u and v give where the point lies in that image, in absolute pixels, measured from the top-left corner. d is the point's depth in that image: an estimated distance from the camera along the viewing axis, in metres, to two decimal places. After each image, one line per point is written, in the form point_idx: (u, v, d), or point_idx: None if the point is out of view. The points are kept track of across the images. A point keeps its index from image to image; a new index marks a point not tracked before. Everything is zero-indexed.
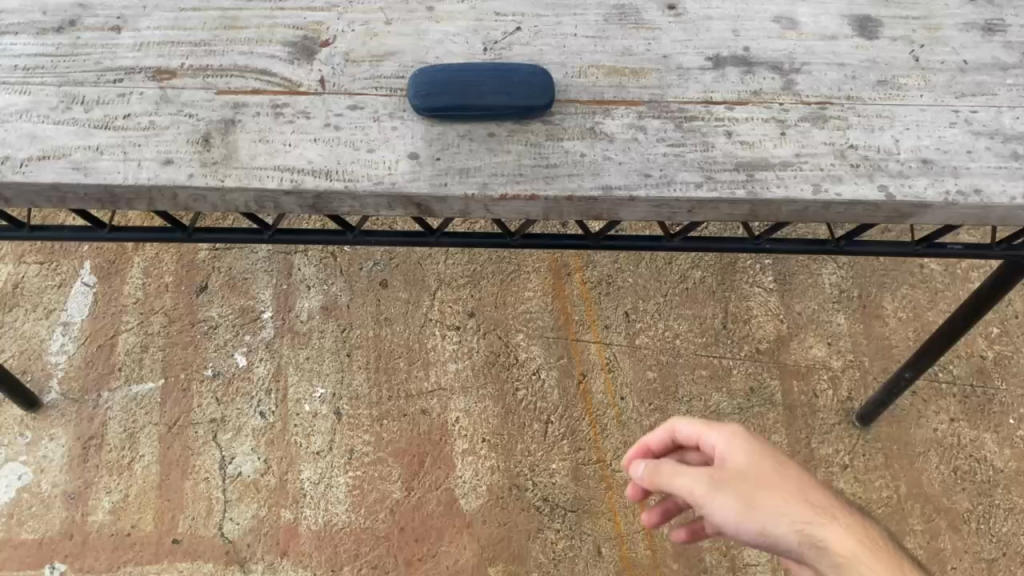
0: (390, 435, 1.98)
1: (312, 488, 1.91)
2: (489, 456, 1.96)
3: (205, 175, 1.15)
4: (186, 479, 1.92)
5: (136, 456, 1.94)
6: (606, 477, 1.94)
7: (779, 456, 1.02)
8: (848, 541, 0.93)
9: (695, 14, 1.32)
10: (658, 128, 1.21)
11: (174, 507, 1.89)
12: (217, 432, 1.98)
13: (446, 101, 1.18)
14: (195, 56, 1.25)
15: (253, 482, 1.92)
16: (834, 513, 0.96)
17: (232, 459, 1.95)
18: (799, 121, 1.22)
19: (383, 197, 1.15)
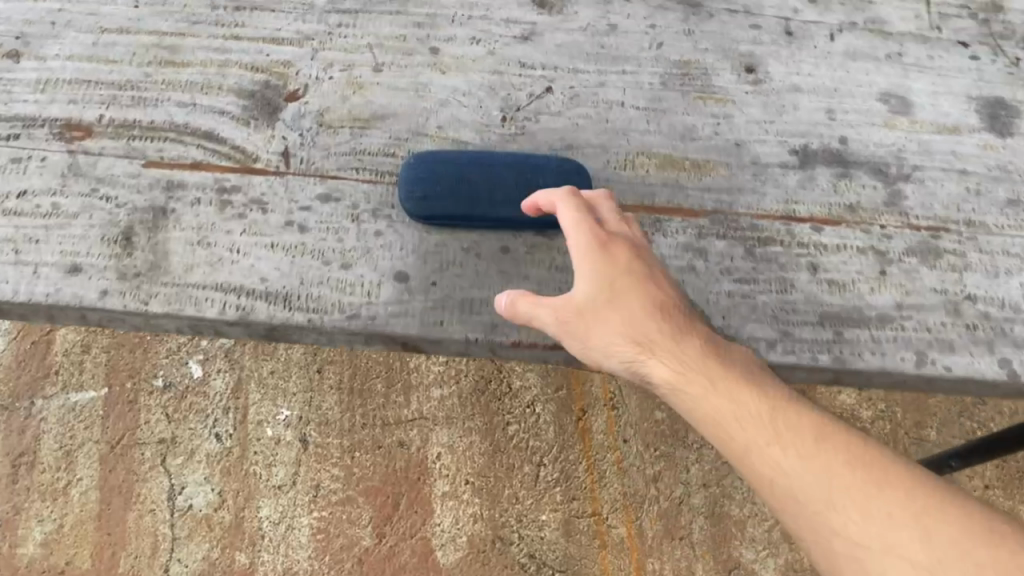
0: (362, 470, 1.75)
1: (271, 529, 1.70)
2: (472, 502, 1.75)
3: (123, 293, 0.87)
4: (129, 510, 1.70)
5: (73, 479, 1.71)
6: (600, 534, 1.74)
7: (618, 262, 0.84)
8: (668, 361, 0.80)
9: (780, 82, 1.01)
10: (723, 252, 0.93)
11: (115, 543, 1.68)
12: (167, 456, 1.75)
13: (447, 206, 0.89)
14: (118, 105, 0.94)
15: (205, 518, 1.71)
16: (656, 326, 0.81)
17: (182, 488, 1.73)
18: (904, 255, 0.94)
19: (358, 335, 0.88)
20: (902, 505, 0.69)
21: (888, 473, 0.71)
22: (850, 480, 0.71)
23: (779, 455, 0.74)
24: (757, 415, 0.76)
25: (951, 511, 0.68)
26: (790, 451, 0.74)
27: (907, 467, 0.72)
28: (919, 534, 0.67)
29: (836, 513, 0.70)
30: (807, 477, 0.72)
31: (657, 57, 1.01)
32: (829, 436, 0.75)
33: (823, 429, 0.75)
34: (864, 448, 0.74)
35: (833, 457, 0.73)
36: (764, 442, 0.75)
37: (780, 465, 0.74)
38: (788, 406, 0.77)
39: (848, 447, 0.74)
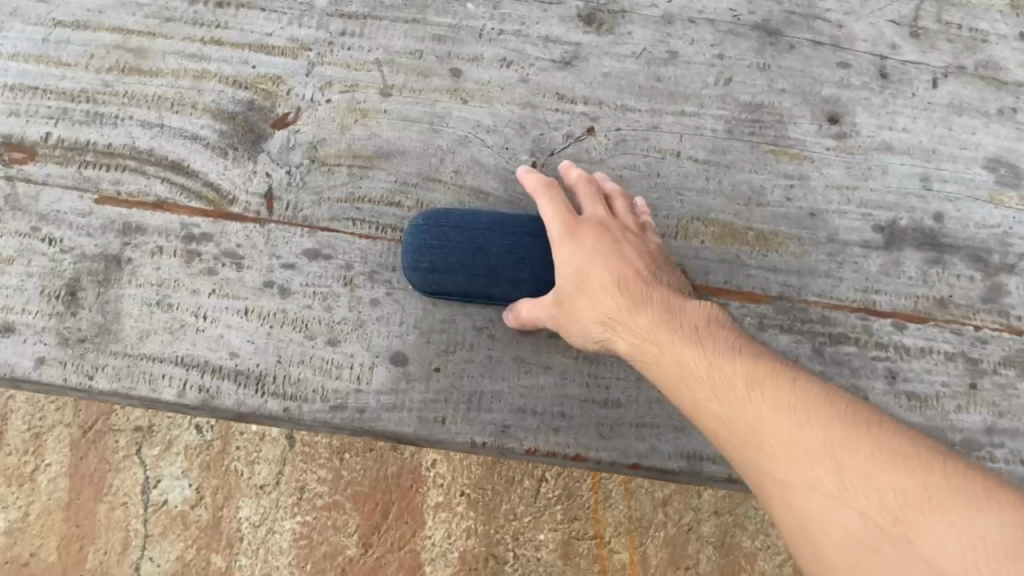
0: (348, 475, 1.20)
1: (250, 533, 1.19)
2: (466, 517, 1.19)
3: (64, 363, 0.72)
4: (99, 503, 1.19)
5: (40, 465, 1.20)
6: (602, 560, 1.19)
7: (586, 245, 0.72)
8: (626, 333, 0.68)
9: (868, 139, 0.84)
10: (786, 348, 0.77)
11: (83, 535, 1.18)
12: (142, 444, 1.21)
13: (461, 283, 0.73)
14: (70, 121, 0.78)
15: (181, 516, 1.19)
16: (614, 296, 0.70)
17: (155, 483, 1.20)
18: (1000, 365, 0.79)
19: (344, 430, 0.73)
20: (824, 437, 0.55)
21: (819, 404, 0.57)
22: (775, 416, 0.57)
23: (712, 405, 0.61)
24: (694, 366, 0.63)
25: (876, 442, 0.54)
26: (722, 399, 0.61)
27: (849, 402, 0.58)
28: (834, 466, 0.53)
29: (763, 460, 0.57)
30: (737, 423, 0.59)
31: (724, 98, 0.84)
32: (763, 378, 0.60)
33: (758, 367, 0.62)
34: (805, 384, 0.60)
35: (769, 397, 0.59)
36: (698, 394, 0.62)
37: (714, 417, 0.61)
38: (731, 352, 0.63)
39: (785, 385, 0.60)
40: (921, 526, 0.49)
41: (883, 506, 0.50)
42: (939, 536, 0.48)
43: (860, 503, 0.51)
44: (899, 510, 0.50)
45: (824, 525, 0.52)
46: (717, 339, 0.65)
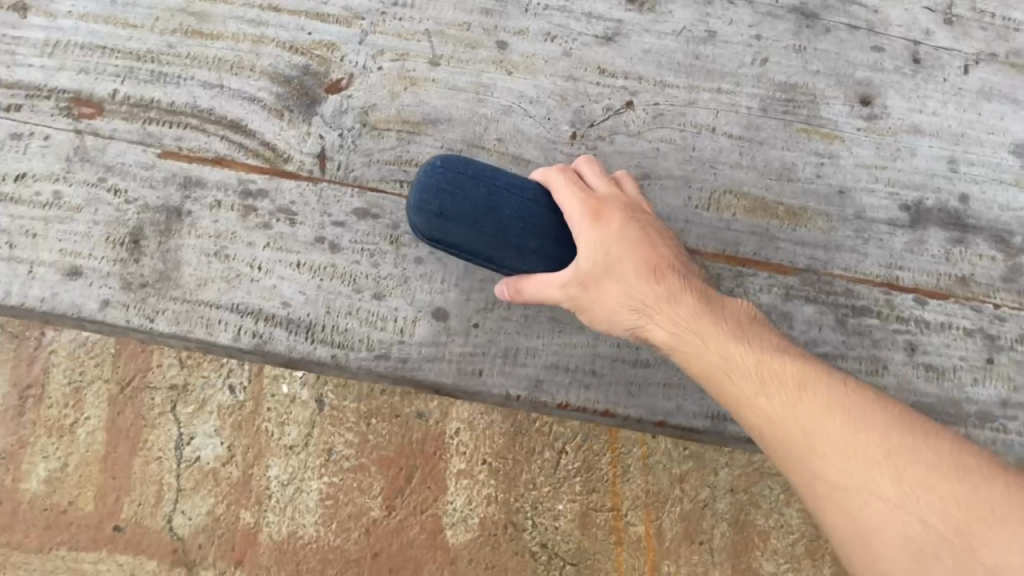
0: (375, 439, 1.26)
1: (278, 491, 1.23)
2: (487, 483, 1.25)
3: (127, 306, 0.76)
4: (135, 456, 1.24)
5: (81, 418, 1.24)
6: (618, 530, 1.24)
7: (613, 229, 0.73)
8: (663, 319, 0.71)
9: (899, 121, 0.87)
10: (810, 319, 0.81)
11: (119, 487, 1.22)
12: (177, 402, 1.26)
13: (464, 239, 0.71)
14: (136, 79, 0.82)
15: (212, 473, 1.24)
16: (650, 284, 0.72)
17: (190, 441, 1.25)
18: (1016, 343, 0.82)
19: (388, 378, 0.78)
20: (881, 445, 0.60)
21: (871, 411, 0.62)
22: (829, 421, 0.62)
23: (763, 403, 0.65)
24: (745, 363, 0.67)
25: (928, 451, 0.59)
26: (772, 397, 0.64)
27: (895, 408, 0.63)
28: (892, 474, 0.58)
29: (817, 461, 0.61)
30: (788, 421, 0.63)
31: (760, 77, 0.87)
32: (812, 383, 0.65)
33: (808, 372, 0.66)
34: (850, 388, 0.64)
35: (820, 402, 0.63)
36: (747, 391, 0.66)
37: (763, 414, 0.64)
38: (776, 352, 0.67)
39: (831, 387, 0.64)
40: (981, 536, 0.55)
41: (944, 516, 0.56)
42: (1002, 545, 0.54)
43: (920, 511, 0.57)
44: (960, 520, 0.56)
45: (881, 528, 0.57)
46: (761, 341, 0.69)
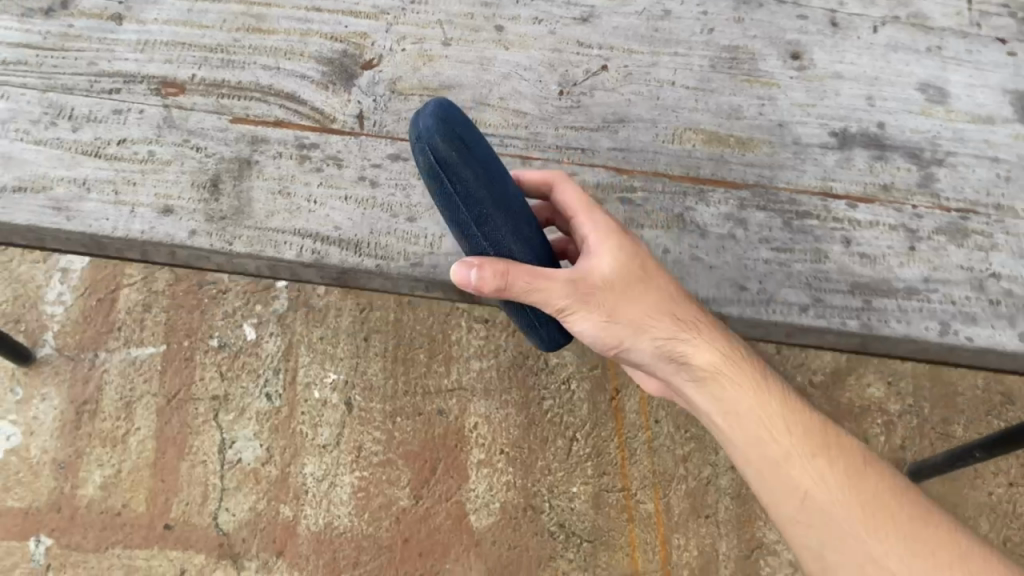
0: (401, 434, 1.64)
1: (315, 486, 1.61)
2: (507, 471, 1.62)
3: (210, 233, 0.95)
4: (182, 460, 1.63)
5: (131, 428, 1.64)
6: (629, 508, 1.60)
7: (640, 251, 0.89)
8: (712, 349, 0.90)
9: (824, 70, 1.07)
10: (762, 222, 0.99)
11: (168, 489, 1.61)
12: (218, 412, 1.66)
13: (466, 182, 0.76)
14: (210, 66, 1.03)
15: (253, 472, 1.62)
16: (692, 312, 0.90)
17: (232, 443, 1.64)
18: (933, 233, 1.00)
19: (422, 282, 0.96)
20: (925, 546, 0.85)
21: (916, 518, 0.87)
22: (884, 519, 0.87)
23: (825, 485, 0.89)
24: (801, 432, 0.91)
25: (963, 551, 0.84)
26: (832, 479, 0.89)
27: (930, 514, 0.88)
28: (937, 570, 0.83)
29: (872, 547, 0.85)
30: (849, 508, 0.87)
31: (708, 43, 1.08)
32: (864, 477, 0.89)
33: (862, 468, 0.90)
34: (895, 491, 0.89)
35: (873, 498, 0.88)
36: (809, 466, 0.89)
37: (823, 495, 0.88)
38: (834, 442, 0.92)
39: (878, 486, 0.89)
40: None
41: None
42: None
43: None
44: None
45: None
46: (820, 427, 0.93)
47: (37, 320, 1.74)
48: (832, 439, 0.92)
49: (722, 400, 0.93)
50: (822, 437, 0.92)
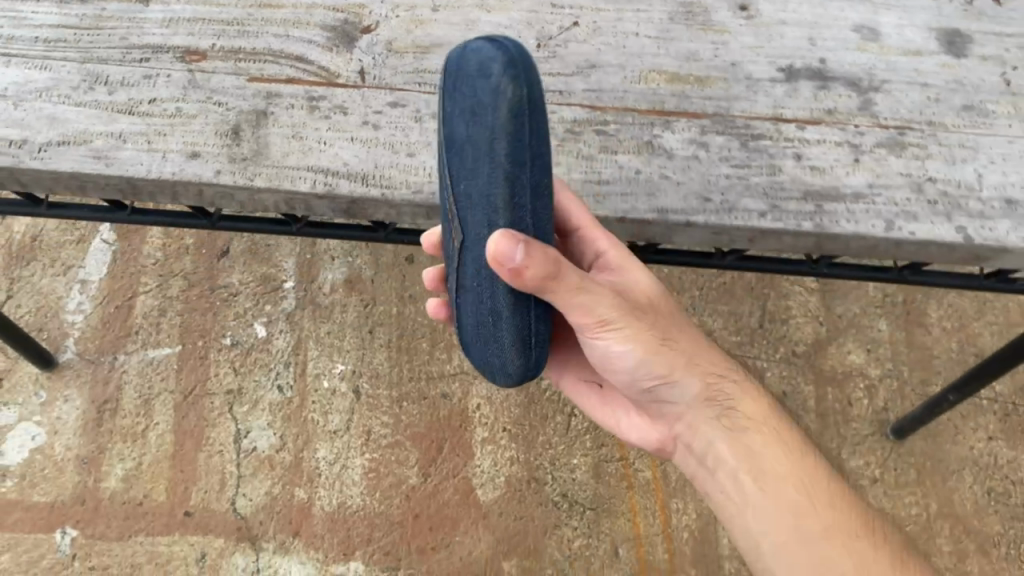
0: (409, 418, 1.84)
1: (327, 469, 1.79)
2: (509, 446, 1.82)
3: (234, 172, 1.07)
4: (199, 451, 1.81)
5: (150, 424, 1.83)
6: (627, 476, 1.80)
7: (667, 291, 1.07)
8: (753, 408, 1.09)
9: (769, 17, 1.21)
10: (722, 145, 1.12)
11: (187, 479, 1.79)
12: (234, 404, 1.85)
13: (542, 134, 0.84)
14: (228, 36, 1.16)
15: (268, 459, 1.80)
16: (731, 374, 1.10)
17: (247, 433, 1.83)
18: (875, 147, 1.12)
19: (422, 207, 1.08)
20: None
21: None
22: None
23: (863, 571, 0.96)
24: (842, 521, 1.00)
25: None
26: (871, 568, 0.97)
27: None
28: None
29: None
30: None
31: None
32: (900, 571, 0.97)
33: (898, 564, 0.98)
34: None
35: None
36: (848, 548, 0.98)
37: None
38: (871, 534, 1.01)
39: None
40: None
41: None
42: None
43: None
44: None
45: None
46: (857, 517, 1.02)
47: (60, 328, 1.91)
48: (870, 532, 1.01)
49: (756, 456, 1.06)
50: (861, 528, 1.01)
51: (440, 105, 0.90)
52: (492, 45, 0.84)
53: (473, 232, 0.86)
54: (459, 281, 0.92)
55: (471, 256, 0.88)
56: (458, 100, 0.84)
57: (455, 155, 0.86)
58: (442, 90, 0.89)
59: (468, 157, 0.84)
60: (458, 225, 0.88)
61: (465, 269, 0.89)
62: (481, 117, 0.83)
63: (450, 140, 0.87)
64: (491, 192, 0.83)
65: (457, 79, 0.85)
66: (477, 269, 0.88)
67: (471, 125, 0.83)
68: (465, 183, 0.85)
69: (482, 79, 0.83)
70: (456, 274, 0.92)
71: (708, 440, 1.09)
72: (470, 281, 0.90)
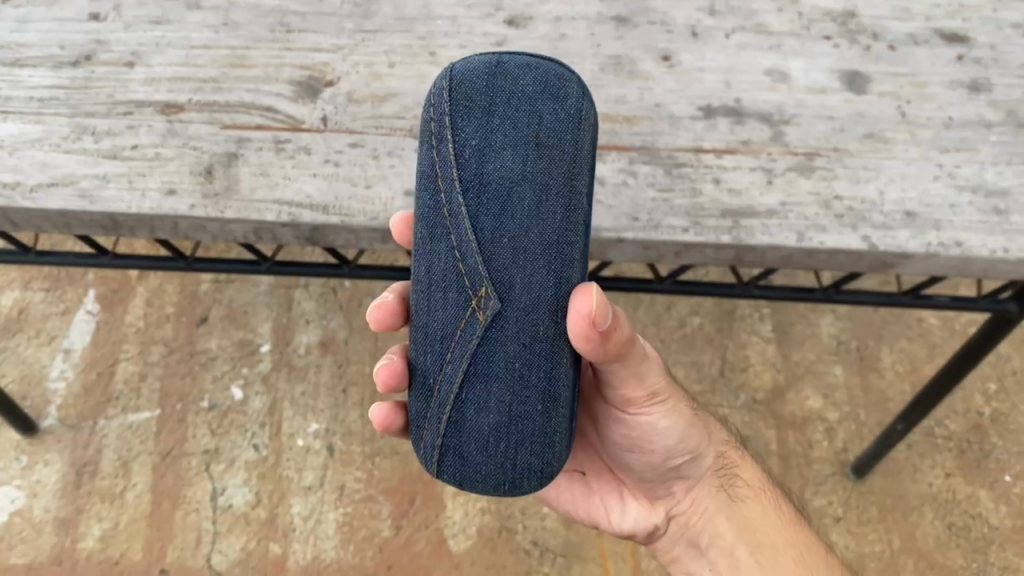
0: (381, 472, 1.88)
1: (301, 524, 1.83)
2: (480, 497, 1.87)
3: (206, 207, 1.19)
4: (176, 510, 1.84)
5: (129, 484, 1.86)
6: None
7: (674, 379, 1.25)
8: (753, 479, 1.24)
9: (689, 65, 1.36)
10: (648, 173, 1.24)
11: (163, 537, 1.82)
12: (210, 463, 1.89)
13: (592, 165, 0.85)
14: (204, 92, 1.29)
15: (243, 515, 1.84)
16: (736, 452, 1.26)
17: (223, 490, 1.86)
18: (786, 170, 1.25)
19: (378, 232, 1.19)
20: None
21: None
22: None
23: None
24: None
25: None
26: None
27: None
28: None
29: None
30: None
31: (596, 53, 1.37)
32: None
33: None
34: None
35: None
36: None
37: None
38: None
39: None
40: None
41: None
42: None
43: None
44: None
45: None
46: None
47: (41, 395, 1.96)
48: None
49: (754, 524, 1.19)
50: None
51: (440, 141, 0.81)
52: (545, 69, 0.81)
53: (527, 293, 0.80)
54: (478, 373, 0.82)
55: (516, 328, 0.80)
56: (513, 126, 0.78)
57: (496, 198, 0.79)
58: (454, 120, 0.80)
59: (529, 197, 0.78)
60: (496, 292, 0.80)
61: (501, 348, 0.81)
62: (550, 150, 0.79)
63: (483, 178, 0.79)
64: (561, 239, 0.80)
65: (500, 104, 0.79)
66: (525, 346, 0.81)
67: (533, 160, 0.78)
68: (518, 231, 0.79)
69: (548, 105, 0.79)
70: (473, 365, 0.82)
71: (712, 512, 1.22)
72: (504, 366, 0.81)
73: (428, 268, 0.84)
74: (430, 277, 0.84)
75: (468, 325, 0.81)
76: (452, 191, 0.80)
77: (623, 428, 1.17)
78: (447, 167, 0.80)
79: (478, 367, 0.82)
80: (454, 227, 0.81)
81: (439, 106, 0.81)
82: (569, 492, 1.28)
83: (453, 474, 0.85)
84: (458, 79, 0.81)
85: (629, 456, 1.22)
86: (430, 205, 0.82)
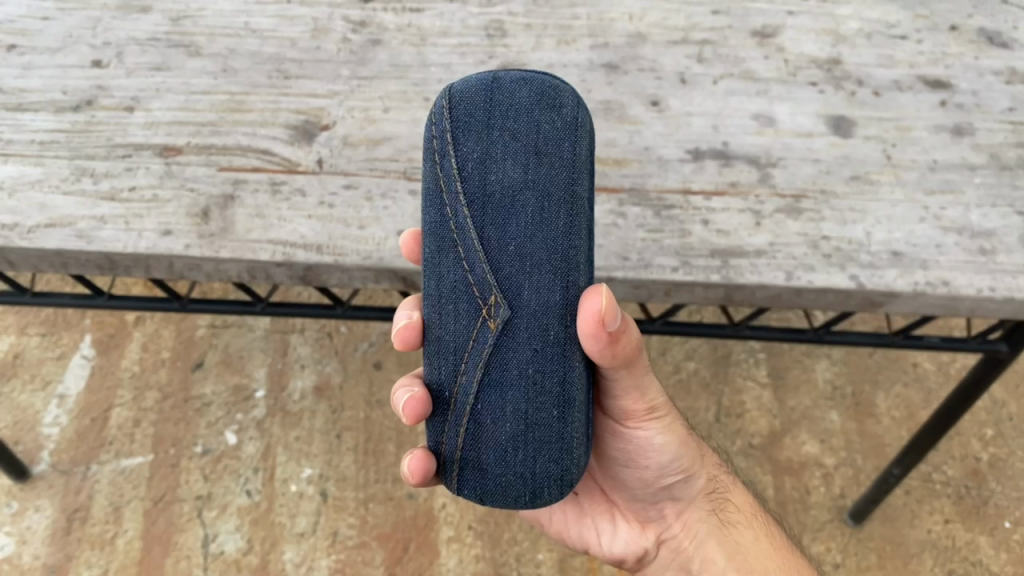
0: (375, 518, 1.87)
1: (293, 571, 1.81)
2: (475, 544, 1.84)
3: (201, 246, 1.20)
4: (167, 557, 1.82)
5: (119, 531, 1.84)
6: (594, 570, 1.82)
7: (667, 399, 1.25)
8: (742, 506, 1.24)
9: (677, 110, 1.38)
10: (638, 214, 1.26)
11: None
12: (202, 509, 1.87)
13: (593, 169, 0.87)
14: (201, 135, 1.32)
15: (234, 561, 1.82)
16: (728, 479, 1.27)
17: (215, 537, 1.85)
18: (774, 212, 1.27)
19: (371, 270, 1.21)
20: None
21: None
22: None
23: None
24: None
25: None
26: None
27: None
28: None
29: None
30: None
31: (588, 98, 1.40)
32: None
33: None
34: None
35: None
36: None
37: None
38: None
39: None
40: None
41: None
42: None
43: None
44: None
45: None
46: None
47: (34, 440, 1.95)
48: None
49: (744, 550, 1.18)
50: None
51: (442, 157, 0.82)
52: (540, 81, 0.83)
53: (535, 299, 0.81)
54: (493, 382, 0.83)
55: (526, 335, 0.82)
56: (513, 137, 0.81)
57: (501, 207, 0.80)
58: (455, 136, 0.82)
59: (532, 205, 0.80)
60: (505, 299, 0.81)
61: (513, 356, 0.82)
62: (549, 158, 0.80)
63: (487, 190, 0.81)
64: (565, 244, 0.81)
65: (498, 118, 0.81)
66: (536, 351, 0.82)
67: (534, 168, 0.80)
68: (523, 238, 0.80)
69: (546, 114, 0.81)
70: (488, 374, 0.83)
71: (702, 536, 1.21)
72: (517, 374, 0.82)
73: (437, 282, 0.85)
74: (440, 290, 0.85)
75: (480, 334, 0.83)
76: (456, 203, 0.82)
77: (619, 442, 1.16)
78: (450, 181, 0.82)
79: (492, 376, 0.83)
80: (461, 240, 0.82)
81: (440, 124, 0.83)
82: (560, 514, 1.27)
83: (474, 488, 0.87)
84: (457, 97, 0.83)
85: (623, 473, 1.21)
86: (436, 220, 0.84)
